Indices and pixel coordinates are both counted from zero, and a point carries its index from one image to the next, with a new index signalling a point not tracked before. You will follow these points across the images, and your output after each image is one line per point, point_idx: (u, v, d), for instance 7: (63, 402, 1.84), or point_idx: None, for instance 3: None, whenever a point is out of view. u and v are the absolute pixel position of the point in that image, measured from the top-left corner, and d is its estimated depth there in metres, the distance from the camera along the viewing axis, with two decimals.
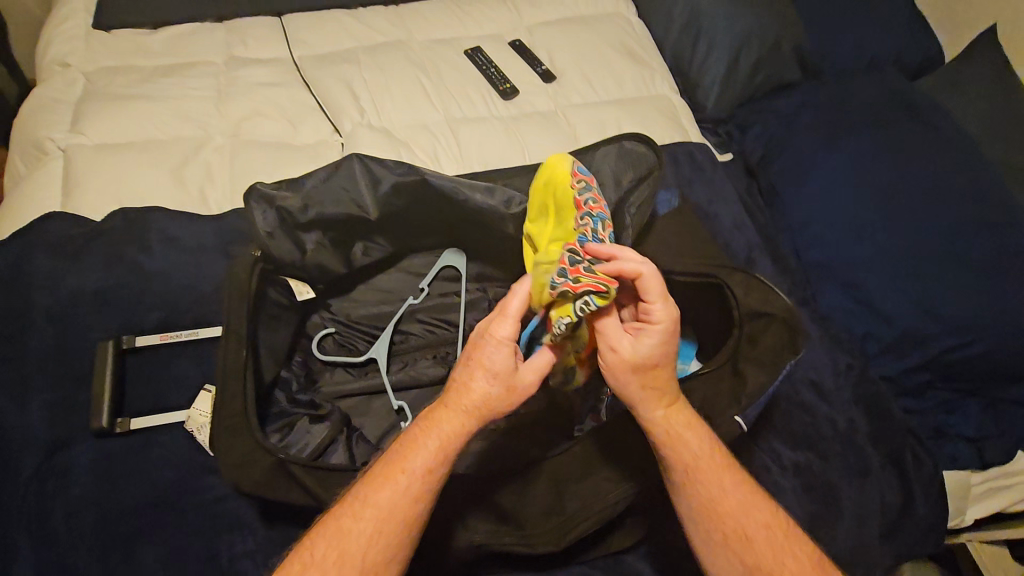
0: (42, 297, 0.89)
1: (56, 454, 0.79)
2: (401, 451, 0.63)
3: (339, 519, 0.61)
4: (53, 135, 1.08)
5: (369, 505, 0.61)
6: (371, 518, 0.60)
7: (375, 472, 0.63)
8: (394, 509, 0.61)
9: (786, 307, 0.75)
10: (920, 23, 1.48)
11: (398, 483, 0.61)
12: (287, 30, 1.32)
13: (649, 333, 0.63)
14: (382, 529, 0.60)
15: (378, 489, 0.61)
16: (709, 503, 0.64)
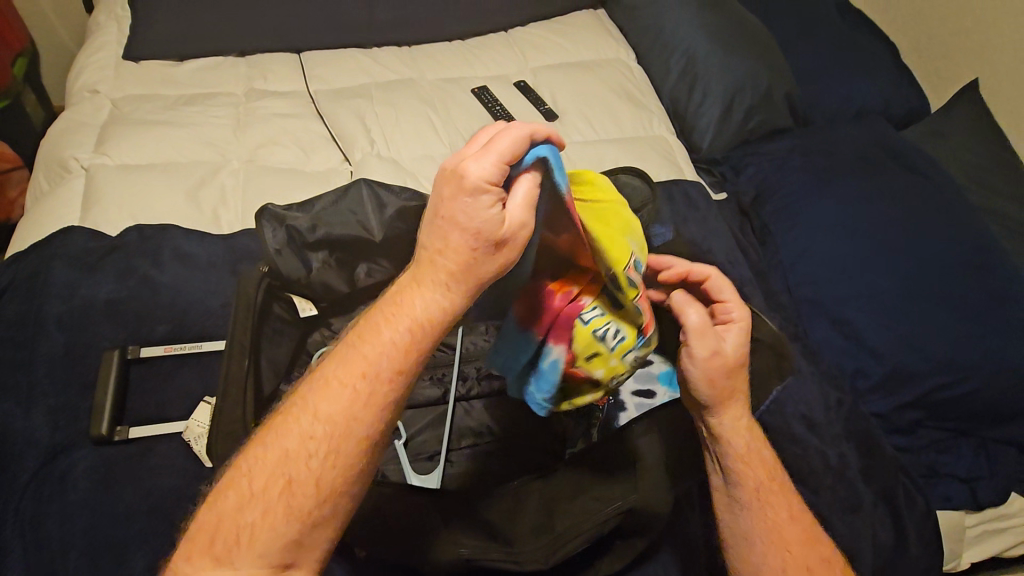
0: (54, 306, 0.92)
1: (56, 459, 0.81)
2: (353, 354, 0.54)
3: (284, 440, 0.52)
4: (78, 155, 1.13)
5: (317, 417, 0.52)
6: (323, 428, 0.52)
7: (325, 378, 0.54)
8: (352, 415, 0.52)
9: (773, 334, 0.78)
10: (906, 76, 1.55)
11: (352, 389, 0.53)
12: (305, 66, 1.40)
13: (731, 332, 0.70)
14: (337, 444, 0.51)
15: (325, 396, 0.53)
16: (770, 501, 0.67)
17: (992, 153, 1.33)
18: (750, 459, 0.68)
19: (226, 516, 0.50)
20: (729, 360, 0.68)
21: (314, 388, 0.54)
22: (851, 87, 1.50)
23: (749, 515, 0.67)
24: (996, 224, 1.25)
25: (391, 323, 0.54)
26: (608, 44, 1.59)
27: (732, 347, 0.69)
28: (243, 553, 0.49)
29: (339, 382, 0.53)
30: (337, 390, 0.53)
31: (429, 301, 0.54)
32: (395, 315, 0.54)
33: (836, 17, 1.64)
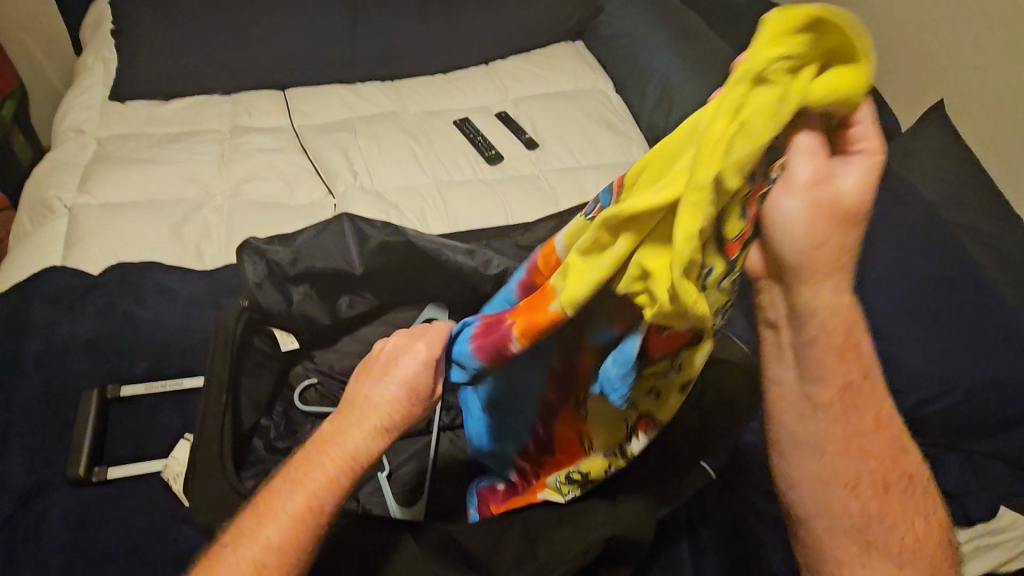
0: (35, 346, 0.91)
1: (32, 502, 0.79)
2: (294, 486, 0.60)
3: (225, 566, 0.57)
4: (62, 195, 1.14)
5: (266, 539, 0.58)
6: (267, 561, 0.57)
7: (271, 512, 0.59)
8: (284, 551, 0.58)
9: (744, 355, 0.86)
10: (875, 97, 1.60)
11: (293, 523, 0.58)
12: (289, 103, 1.43)
13: (855, 167, 0.51)
14: (276, 566, 0.57)
15: (268, 528, 0.58)
16: (844, 460, 0.64)
17: (961, 169, 1.37)
18: (841, 437, 0.64)
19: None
20: (856, 204, 0.51)
21: (252, 521, 0.59)
22: None
23: (836, 457, 0.64)
24: (971, 238, 1.27)
25: (328, 457, 0.60)
26: (586, 74, 1.63)
27: (856, 194, 0.51)
28: None
29: (283, 512, 0.59)
30: (280, 524, 0.58)
31: (371, 428, 0.61)
32: (333, 446, 0.61)
33: None
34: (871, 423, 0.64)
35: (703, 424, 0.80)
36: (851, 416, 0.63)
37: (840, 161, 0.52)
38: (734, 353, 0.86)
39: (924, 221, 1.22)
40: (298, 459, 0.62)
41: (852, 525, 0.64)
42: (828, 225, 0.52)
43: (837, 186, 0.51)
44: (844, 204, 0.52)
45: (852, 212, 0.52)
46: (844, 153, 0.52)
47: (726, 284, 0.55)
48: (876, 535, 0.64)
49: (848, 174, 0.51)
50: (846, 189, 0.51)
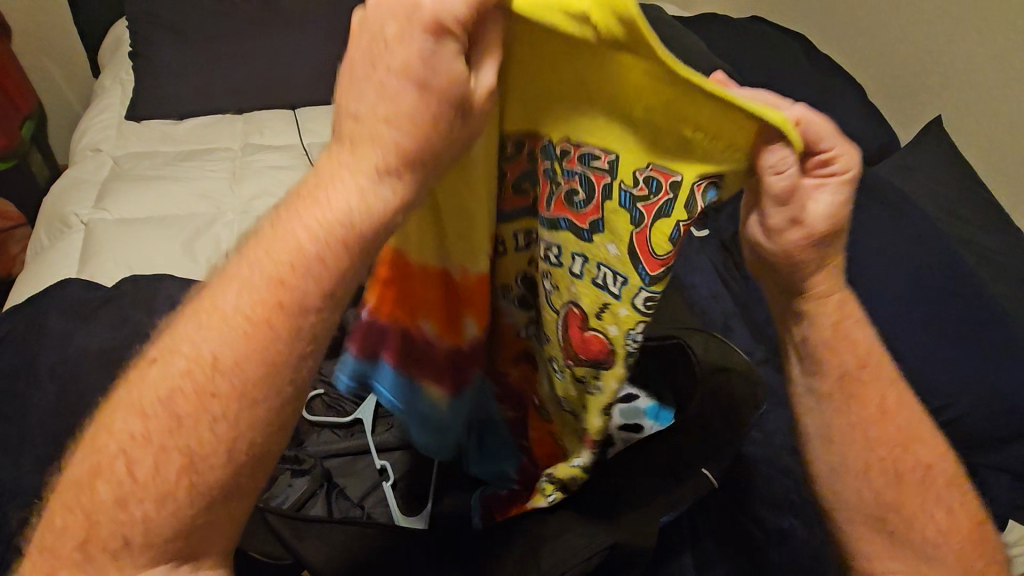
0: (49, 357, 0.94)
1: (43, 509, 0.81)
2: (251, 275, 0.45)
3: (178, 395, 0.45)
4: (79, 211, 1.18)
5: (221, 351, 0.45)
6: (217, 375, 0.44)
7: (221, 310, 0.45)
8: (235, 359, 0.44)
9: (743, 362, 0.87)
10: (873, 114, 1.63)
11: (252, 326, 0.44)
12: (299, 121, 1.47)
13: (836, 193, 0.50)
14: (248, 387, 0.44)
15: (224, 334, 0.45)
16: (865, 447, 0.64)
17: (959, 184, 1.39)
18: (854, 423, 0.64)
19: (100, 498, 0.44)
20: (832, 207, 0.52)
21: (204, 322, 0.46)
22: None
23: (856, 454, 0.64)
24: (971, 252, 1.28)
25: (289, 232, 0.45)
26: None
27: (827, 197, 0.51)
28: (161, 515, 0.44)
29: (234, 310, 0.45)
30: (237, 334, 0.45)
31: (358, 185, 0.44)
32: (295, 222, 0.45)
33: (804, 62, 1.73)
34: (875, 410, 0.64)
35: (708, 428, 0.79)
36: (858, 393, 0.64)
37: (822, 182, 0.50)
38: (733, 360, 0.87)
39: (923, 234, 1.23)
40: (262, 234, 0.47)
41: (868, 522, 0.66)
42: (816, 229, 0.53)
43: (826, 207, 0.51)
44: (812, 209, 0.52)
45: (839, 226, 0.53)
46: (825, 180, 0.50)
47: (646, 299, 0.54)
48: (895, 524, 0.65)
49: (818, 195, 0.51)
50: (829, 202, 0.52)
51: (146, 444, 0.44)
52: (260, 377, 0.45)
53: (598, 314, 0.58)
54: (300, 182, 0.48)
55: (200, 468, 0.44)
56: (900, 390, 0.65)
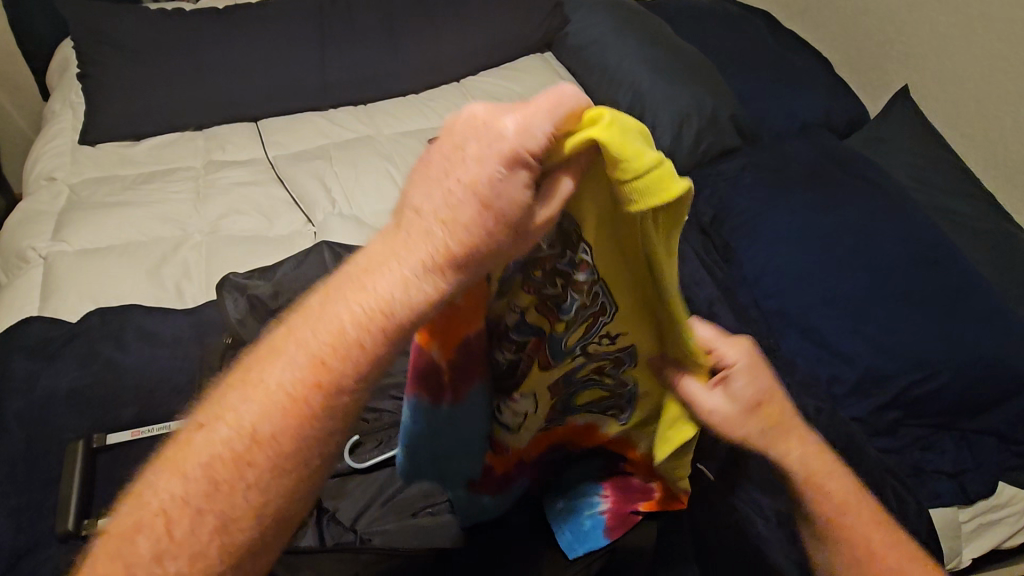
0: (15, 402, 0.89)
1: (23, 562, 0.78)
2: (283, 363, 0.47)
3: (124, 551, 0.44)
4: (36, 245, 1.13)
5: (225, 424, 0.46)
6: (279, 448, 0.45)
7: (281, 397, 0.46)
8: (275, 429, 0.45)
9: None
10: (841, 89, 1.64)
11: (265, 416, 0.46)
12: (263, 133, 1.43)
13: (739, 381, 0.60)
14: (207, 541, 0.44)
15: (171, 480, 0.45)
16: (839, 496, 0.66)
17: (930, 153, 1.40)
18: (843, 499, 0.66)
19: (211, 526, 0.44)
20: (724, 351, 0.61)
21: (210, 412, 0.48)
22: (790, 103, 1.59)
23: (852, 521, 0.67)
24: (946, 220, 1.28)
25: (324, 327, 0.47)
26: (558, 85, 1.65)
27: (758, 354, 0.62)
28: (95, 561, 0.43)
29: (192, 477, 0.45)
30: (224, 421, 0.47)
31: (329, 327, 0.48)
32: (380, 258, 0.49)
33: (770, 40, 1.74)
34: (845, 483, 0.67)
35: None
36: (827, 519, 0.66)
37: (741, 370, 0.60)
38: None
39: (898, 207, 1.24)
40: (320, 295, 0.51)
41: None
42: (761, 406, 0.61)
43: (710, 340, 0.61)
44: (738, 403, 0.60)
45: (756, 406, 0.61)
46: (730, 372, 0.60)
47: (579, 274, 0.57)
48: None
49: (742, 391, 0.60)
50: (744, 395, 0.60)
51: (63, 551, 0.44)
52: (309, 456, 0.46)
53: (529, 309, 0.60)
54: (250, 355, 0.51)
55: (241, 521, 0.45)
56: (844, 472, 0.68)
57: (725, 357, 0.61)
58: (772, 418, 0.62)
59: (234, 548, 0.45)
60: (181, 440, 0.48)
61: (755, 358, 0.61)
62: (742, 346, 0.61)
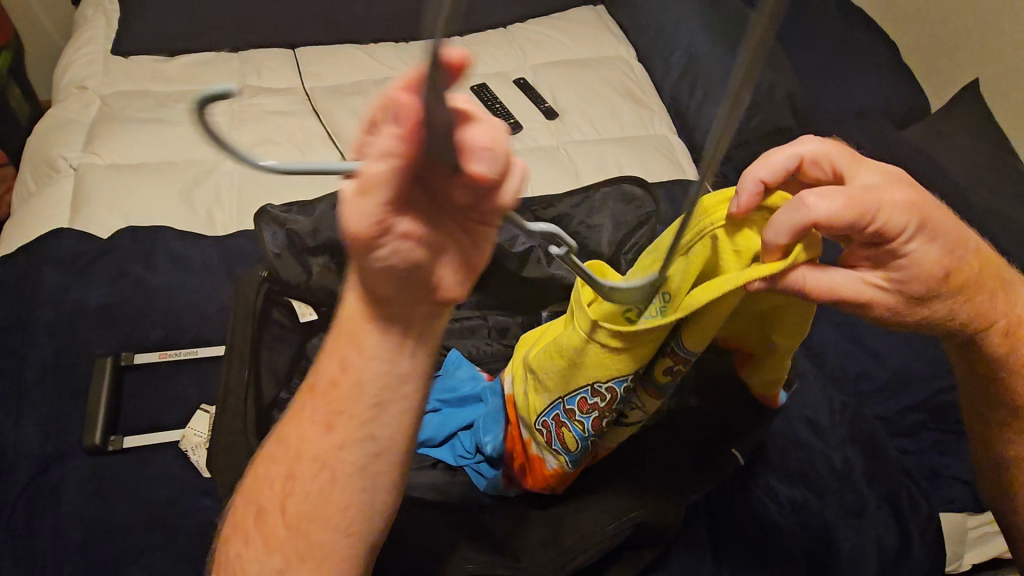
0: (44, 312, 0.89)
1: (47, 471, 0.78)
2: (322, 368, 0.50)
3: (271, 529, 0.51)
4: (67, 154, 1.10)
5: (282, 454, 0.52)
6: (359, 446, 0.49)
7: (356, 382, 0.48)
8: (329, 482, 0.49)
9: None
10: (907, 78, 1.55)
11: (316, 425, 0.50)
12: (299, 62, 1.37)
13: (912, 250, 0.54)
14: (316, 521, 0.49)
15: (299, 493, 0.50)
16: None
17: (993, 154, 1.32)
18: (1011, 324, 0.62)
19: (301, 509, 0.50)
20: (859, 213, 0.51)
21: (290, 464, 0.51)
22: (849, 85, 1.50)
23: None
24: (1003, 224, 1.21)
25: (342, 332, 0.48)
26: (608, 40, 1.57)
27: (881, 203, 0.52)
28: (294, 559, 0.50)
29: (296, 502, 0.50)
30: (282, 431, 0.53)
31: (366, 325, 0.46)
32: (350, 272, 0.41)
33: (837, 17, 1.65)
34: None
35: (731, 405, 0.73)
36: (1005, 353, 0.63)
37: (908, 236, 0.53)
38: None
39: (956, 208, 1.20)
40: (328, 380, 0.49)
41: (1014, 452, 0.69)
42: (950, 263, 0.56)
43: (845, 283, 0.54)
44: (907, 283, 0.55)
45: (931, 281, 0.55)
46: (897, 246, 0.54)
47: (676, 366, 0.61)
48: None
49: (915, 260, 0.54)
50: (921, 263, 0.54)
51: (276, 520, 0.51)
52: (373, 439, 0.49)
53: (614, 380, 0.59)
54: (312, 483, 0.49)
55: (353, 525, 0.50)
56: None
57: (879, 223, 0.52)
58: (934, 287, 0.56)
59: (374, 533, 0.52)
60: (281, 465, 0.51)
61: (910, 210, 0.53)
62: (876, 192, 0.52)
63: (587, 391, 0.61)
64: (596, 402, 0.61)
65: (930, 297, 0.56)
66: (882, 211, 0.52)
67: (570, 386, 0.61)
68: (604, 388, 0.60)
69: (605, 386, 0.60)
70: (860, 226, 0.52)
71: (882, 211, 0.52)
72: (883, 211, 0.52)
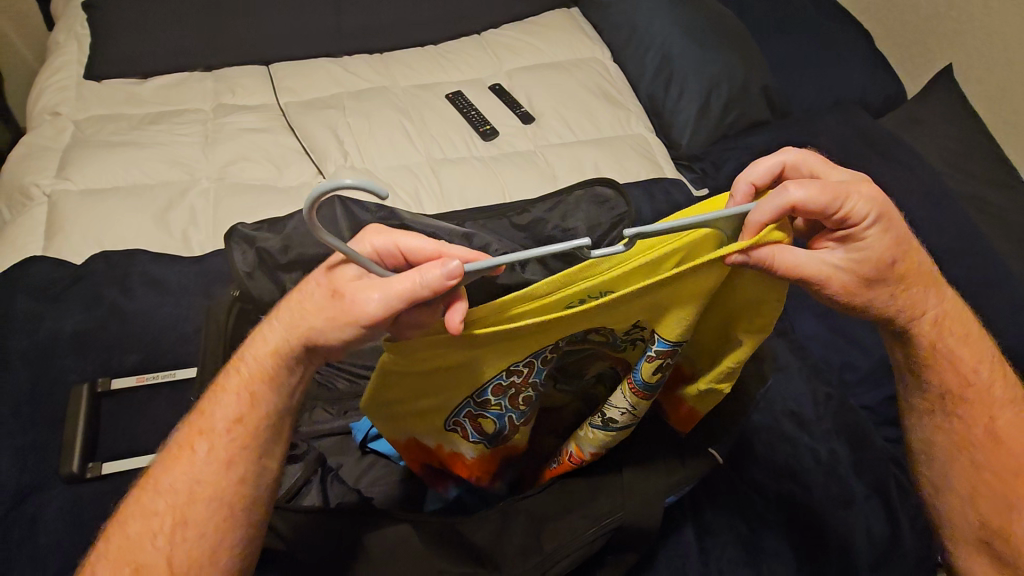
0: (19, 341, 0.88)
1: (24, 501, 0.77)
2: (219, 406, 0.61)
3: (143, 504, 0.59)
4: (40, 181, 1.10)
5: (173, 483, 0.60)
6: (250, 468, 0.60)
7: (254, 398, 0.60)
8: (228, 462, 0.59)
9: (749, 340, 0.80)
10: (881, 66, 1.55)
11: (210, 451, 0.60)
12: (274, 78, 1.37)
13: (867, 237, 0.58)
14: (199, 495, 0.59)
15: (173, 477, 0.60)
16: None
17: (969, 137, 1.32)
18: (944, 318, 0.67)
19: (208, 480, 0.59)
20: (829, 200, 0.55)
21: (180, 454, 0.61)
22: (823, 76, 1.51)
23: None
24: (979, 209, 1.22)
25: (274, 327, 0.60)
26: (583, 42, 1.57)
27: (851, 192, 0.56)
28: (165, 540, 0.58)
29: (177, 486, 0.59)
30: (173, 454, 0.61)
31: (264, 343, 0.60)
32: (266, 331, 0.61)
33: (808, 8, 1.65)
34: None
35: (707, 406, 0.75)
36: (936, 343, 0.68)
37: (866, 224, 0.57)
38: None
39: (933, 194, 1.20)
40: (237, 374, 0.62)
41: (951, 436, 0.70)
42: (897, 254, 0.60)
43: (806, 260, 0.56)
44: (862, 267, 0.59)
45: (880, 267, 0.59)
46: (857, 232, 0.57)
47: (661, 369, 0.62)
48: (1004, 478, 0.69)
49: (870, 246, 0.58)
50: (875, 250, 0.58)
51: (153, 503, 0.59)
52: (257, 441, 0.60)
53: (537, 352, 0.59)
54: (196, 463, 0.60)
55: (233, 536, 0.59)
56: None
57: (846, 207, 0.56)
58: (883, 276, 0.60)
59: (255, 540, 0.61)
60: (176, 450, 0.61)
61: (875, 199, 0.57)
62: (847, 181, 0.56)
63: (500, 377, 0.60)
64: (512, 380, 0.61)
65: (876, 280, 0.60)
66: (848, 198, 0.56)
67: (482, 380, 0.60)
68: (521, 365, 0.60)
69: (522, 364, 0.60)
70: (830, 210, 0.56)
71: (847, 200, 0.56)
72: (851, 199, 0.56)
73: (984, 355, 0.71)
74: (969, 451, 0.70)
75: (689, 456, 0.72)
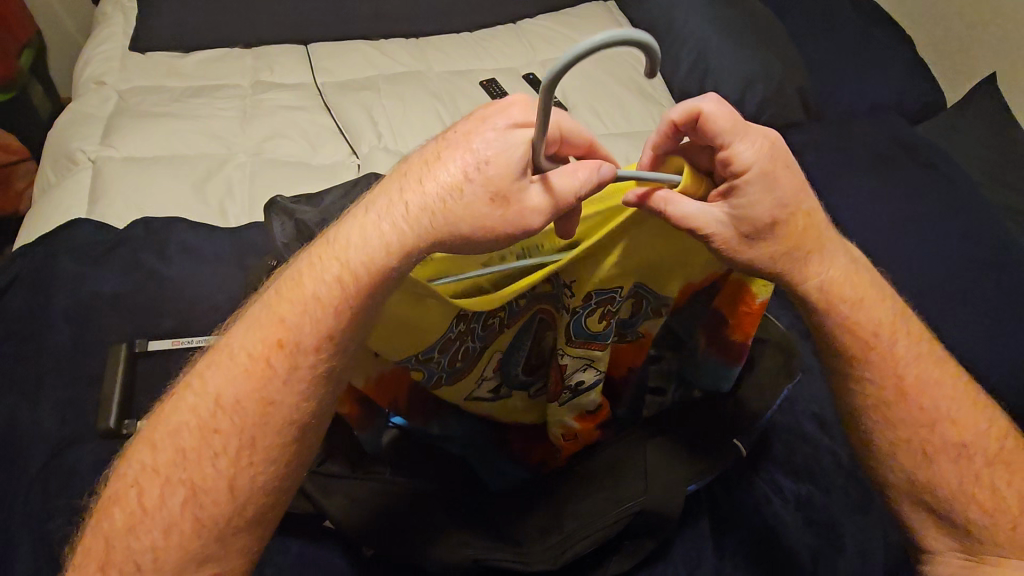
0: (61, 299, 0.91)
1: (62, 453, 0.80)
2: (309, 316, 0.54)
3: (201, 408, 0.54)
4: (85, 147, 1.12)
5: (229, 394, 0.54)
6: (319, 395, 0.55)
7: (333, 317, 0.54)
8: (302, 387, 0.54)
9: (780, 335, 0.80)
10: (921, 72, 1.53)
11: (259, 362, 0.54)
12: (311, 58, 1.39)
13: (750, 189, 0.55)
14: (265, 414, 0.54)
15: (237, 382, 0.54)
16: None
17: (1011, 147, 1.29)
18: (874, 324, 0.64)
19: (270, 402, 0.54)
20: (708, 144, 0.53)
21: (244, 355, 0.55)
22: (861, 80, 1.49)
23: None
24: (1016, 221, 1.20)
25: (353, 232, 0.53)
26: None
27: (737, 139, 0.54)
28: (223, 460, 0.53)
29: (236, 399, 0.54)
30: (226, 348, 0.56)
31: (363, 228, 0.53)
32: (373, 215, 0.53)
33: (849, 11, 1.63)
34: None
35: (737, 403, 0.75)
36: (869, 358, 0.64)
37: (752, 174, 0.54)
38: (770, 331, 0.80)
39: (969, 202, 1.18)
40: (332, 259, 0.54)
41: (903, 446, 0.64)
42: (783, 214, 0.57)
43: (692, 211, 0.54)
44: (748, 221, 0.56)
45: (765, 224, 0.56)
46: (738, 184, 0.55)
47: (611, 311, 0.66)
48: (908, 430, 0.64)
49: (752, 200, 0.55)
50: (758, 206, 0.55)
51: (209, 413, 0.54)
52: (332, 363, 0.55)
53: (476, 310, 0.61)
54: (267, 374, 0.54)
55: (266, 468, 0.54)
56: None
57: (726, 153, 0.54)
58: (773, 237, 0.57)
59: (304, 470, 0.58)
60: (245, 351, 0.55)
61: (760, 148, 0.54)
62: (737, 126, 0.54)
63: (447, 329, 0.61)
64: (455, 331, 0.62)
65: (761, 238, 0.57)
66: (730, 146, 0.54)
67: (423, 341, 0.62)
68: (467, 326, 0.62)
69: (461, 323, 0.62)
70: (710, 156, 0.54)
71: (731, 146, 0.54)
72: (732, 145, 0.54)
73: (922, 347, 0.66)
74: (875, 410, 0.64)
75: (716, 447, 0.72)
